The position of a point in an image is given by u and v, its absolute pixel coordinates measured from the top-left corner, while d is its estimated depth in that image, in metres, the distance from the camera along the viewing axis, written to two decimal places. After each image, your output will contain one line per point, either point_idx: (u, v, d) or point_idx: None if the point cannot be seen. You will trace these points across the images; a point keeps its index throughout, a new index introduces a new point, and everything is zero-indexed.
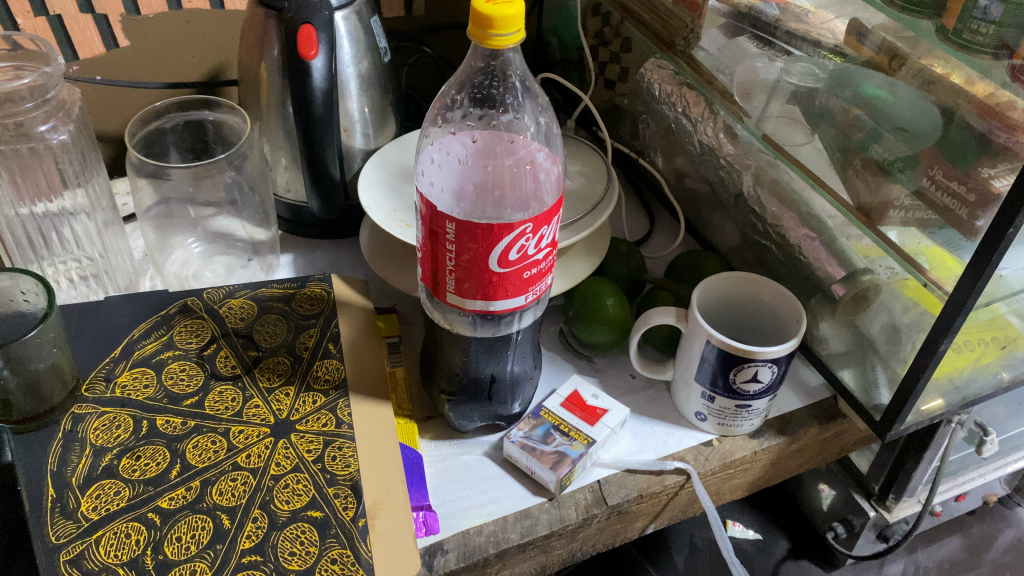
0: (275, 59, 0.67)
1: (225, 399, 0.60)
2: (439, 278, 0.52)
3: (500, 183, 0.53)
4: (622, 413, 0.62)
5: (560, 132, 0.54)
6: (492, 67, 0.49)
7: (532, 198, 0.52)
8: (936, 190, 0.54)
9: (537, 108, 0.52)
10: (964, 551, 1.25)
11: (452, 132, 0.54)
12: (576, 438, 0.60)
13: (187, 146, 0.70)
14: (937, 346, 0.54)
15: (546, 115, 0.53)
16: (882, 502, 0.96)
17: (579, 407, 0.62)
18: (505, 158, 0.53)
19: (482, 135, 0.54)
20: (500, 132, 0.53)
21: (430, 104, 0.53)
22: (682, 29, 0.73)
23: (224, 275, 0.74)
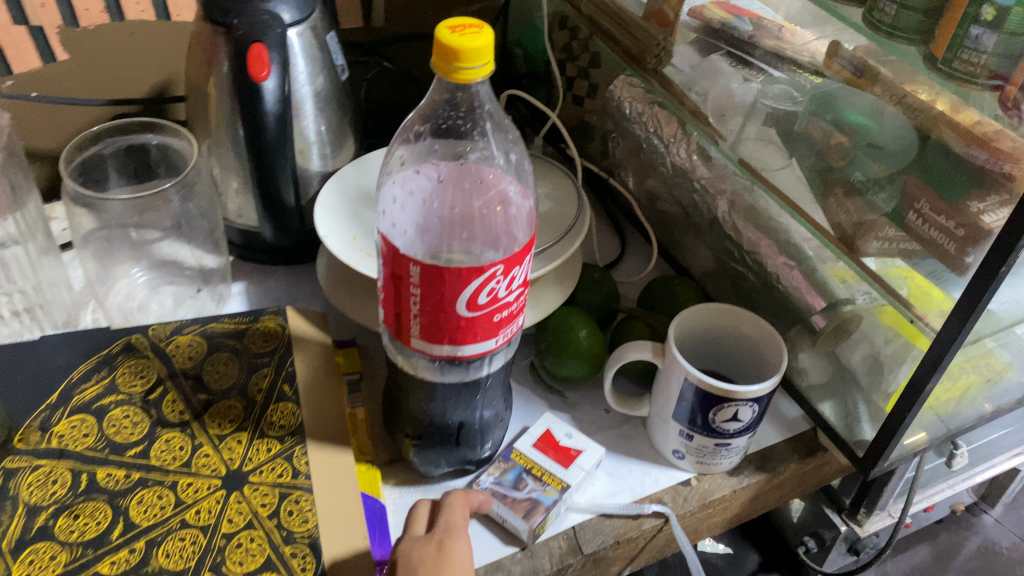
0: (225, 76, 0.63)
1: (172, 448, 0.56)
2: (403, 322, 0.48)
3: (468, 222, 0.49)
4: (598, 453, 0.59)
5: (531, 168, 0.51)
6: (459, 99, 0.46)
7: (504, 236, 0.49)
8: (922, 223, 0.51)
9: (506, 142, 0.49)
10: (932, 558, 1.25)
11: (414, 169, 0.50)
12: (549, 483, 0.56)
13: (129, 170, 0.66)
14: (924, 385, 0.52)
15: (517, 150, 0.50)
16: (854, 515, 0.92)
17: (552, 447, 0.59)
18: (474, 198, 0.49)
19: (447, 171, 0.50)
20: (466, 169, 0.50)
21: (391, 138, 0.50)
22: (654, 48, 0.69)
23: (172, 307, 0.69)
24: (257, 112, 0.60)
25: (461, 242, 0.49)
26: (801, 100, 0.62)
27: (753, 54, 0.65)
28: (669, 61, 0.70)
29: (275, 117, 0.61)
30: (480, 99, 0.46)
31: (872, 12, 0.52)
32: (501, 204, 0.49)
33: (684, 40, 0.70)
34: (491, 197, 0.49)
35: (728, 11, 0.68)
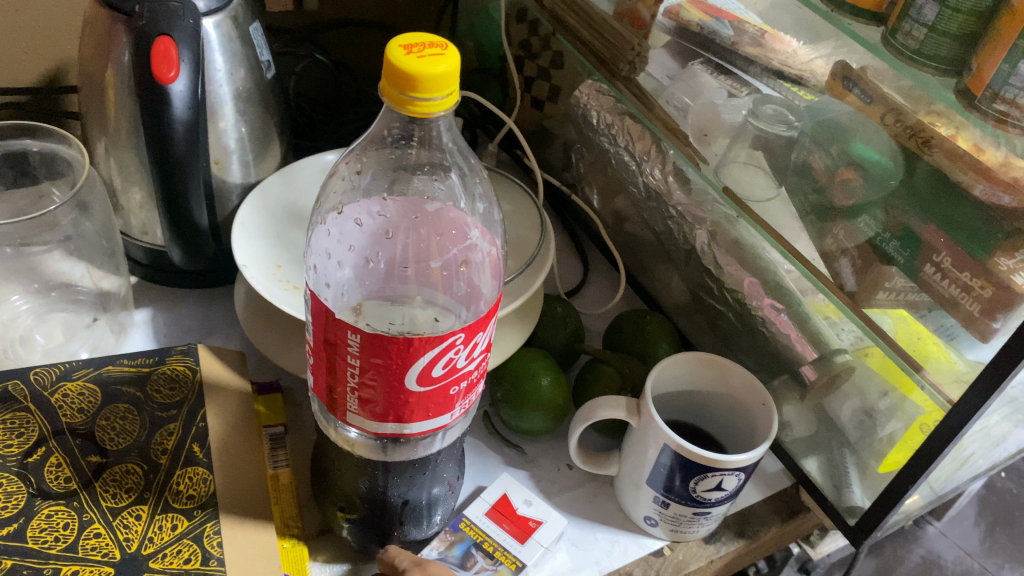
0: (126, 68, 0.53)
1: (54, 527, 0.46)
2: (338, 394, 0.40)
3: (421, 283, 0.42)
4: (558, 526, 0.52)
5: (501, 218, 0.43)
6: (413, 132, 0.38)
7: (465, 302, 0.42)
8: (941, 278, 0.45)
9: (473, 184, 0.41)
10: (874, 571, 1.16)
11: (355, 219, 0.42)
12: (502, 561, 0.49)
13: (8, 178, 0.55)
14: (933, 457, 0.46)
15: (485, 196, 0.42)
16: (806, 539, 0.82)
17: (508, 518, 0.52)
18: (431, 257, 0.42)
19: (396, 224, 0.43)
20: (420, 219, 0.42)
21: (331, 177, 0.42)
22: (629, 53, 0.61)
23: (62, 340, 0.59)
24: (163, 118, 0.50)
25: (417, 310, 0.42)
26: (796, 125, 0.55)
27: (734, 63, 0.60)
28: (642, 69, 0.62)
29: (186, 125, 0.51)
30: (438, 133, 0.38)
31: (893, 33, 0.45)
32: (463, 262, 0.42)
33: (657, 43, 0.63)
34: (452, 257, 0.42)
35: (705, 11, 0.61)
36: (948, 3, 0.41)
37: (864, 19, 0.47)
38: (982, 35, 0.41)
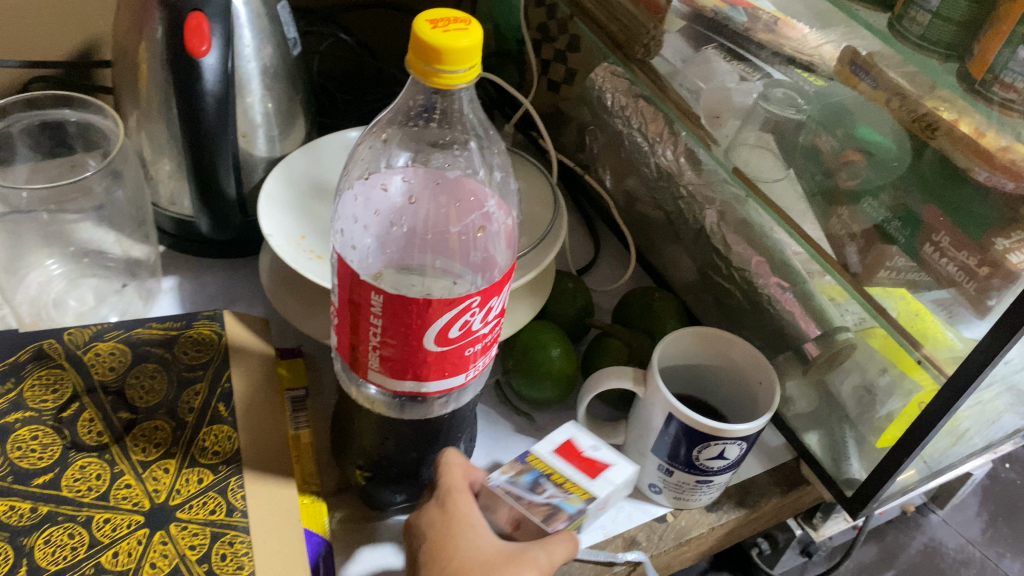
0: (158, 44, 0.55)
1: (87, 477, 0.49)
2: (359, 353, 0.42)
3: (441, 248, 0.44)
4: (627, 469, 0.51)
5: (516, 189, 0.46)
6: (436, 103, 0.41)
7: (482, 266, 0.43)
8: (940, 257, 0.46)
9: (490, 155, 0.44)
10: (877, 554, 1.16)
11: (380, 184, 0.44)
12: (573, 491, 0.48)
13: (44, 147, 0.58)
14: (928, 430, 0.48)
15: (501, 166, 0.45)
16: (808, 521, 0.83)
17: (577, 456, 0.51)
18: (450, 223, 0.44)
19: (420, 191, 0.45)
20: (442, 186, 0.44)
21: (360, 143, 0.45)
22: (643, 37, 0.63)
23: (93, 304, 0.61)
24: (195, 91, 0.52)
25: (436, 272, 0.44)
26: (806, 109, 0.56)
27: (748, 49, 0.60)
28: (657, 52, 0.64)
29: (216, 99, 0.53)
30: (460, 105, 0.40)
31: (900, 19, 0.46)
32: (481, 228, 0.43)
33: (671, 28, 0.64)
34: (471, 222, 0.43)
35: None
36: None
37: (873, 6, 0.49)
38: (985, 21, 0.43)
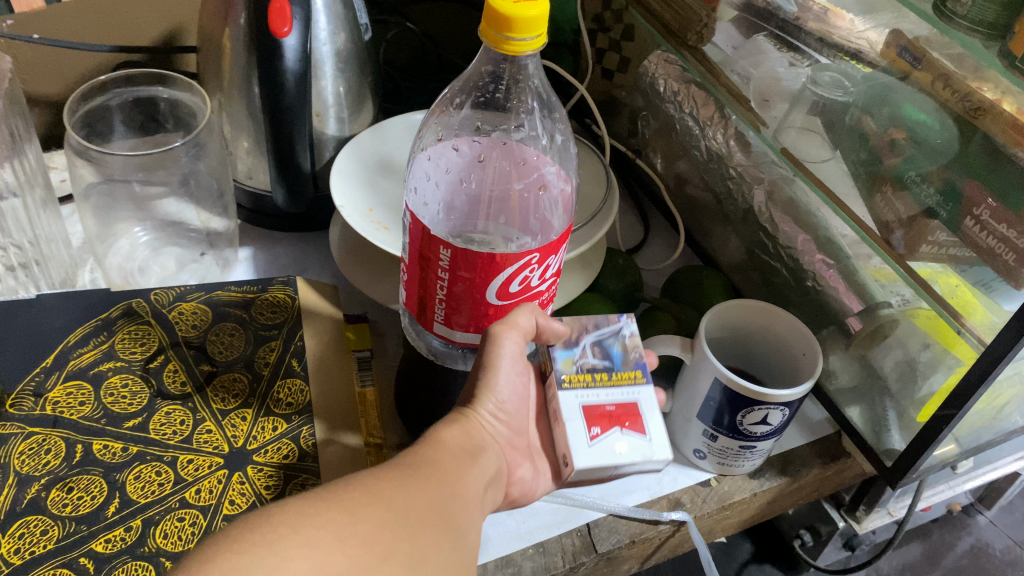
0: (242, 29, 0.59)
1: (172, 422, 0.53)
2: (427, 307, 0.46)
3: (505, 204, 0.49)
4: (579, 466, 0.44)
5: (576, 154, 0.50)
6: (503, 71, 0.45)
7: (541, 221, 0.48)
8: (981, 231, 0.48)
9: (552, 123, 0.48)
10: (923, 555, 1.15)
11: (451, 145, 0.50)
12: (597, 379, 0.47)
13: (136, 123, 0.63)
14: (966, 399, 0.50)
15: (563, 133, 0.49)
16: (852, 513, 0.83)
17: (631, 409, 0.46)
18: (514, 181, 0.49)
19: (486, 151, 0.50)
20: (508, 149, 0.49)
21: (432, 105, 0.49)
22: (696, 24, 0.65)
23: (175, 270, 0.66)
24: (277, 69, 0.56)
25: (497, 227, 0.49)
26: (852, 92, 0.59)
27: (801, 38, 0.62)
28: (709, 39, 0.67)
29: (295, 77, 0.57)
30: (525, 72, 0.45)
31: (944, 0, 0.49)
32: (542, 187, 0.48)
33: (724, 18, 0.67)
34: (532, 181, 0.48)
35: None
36: None
37: None
38: None
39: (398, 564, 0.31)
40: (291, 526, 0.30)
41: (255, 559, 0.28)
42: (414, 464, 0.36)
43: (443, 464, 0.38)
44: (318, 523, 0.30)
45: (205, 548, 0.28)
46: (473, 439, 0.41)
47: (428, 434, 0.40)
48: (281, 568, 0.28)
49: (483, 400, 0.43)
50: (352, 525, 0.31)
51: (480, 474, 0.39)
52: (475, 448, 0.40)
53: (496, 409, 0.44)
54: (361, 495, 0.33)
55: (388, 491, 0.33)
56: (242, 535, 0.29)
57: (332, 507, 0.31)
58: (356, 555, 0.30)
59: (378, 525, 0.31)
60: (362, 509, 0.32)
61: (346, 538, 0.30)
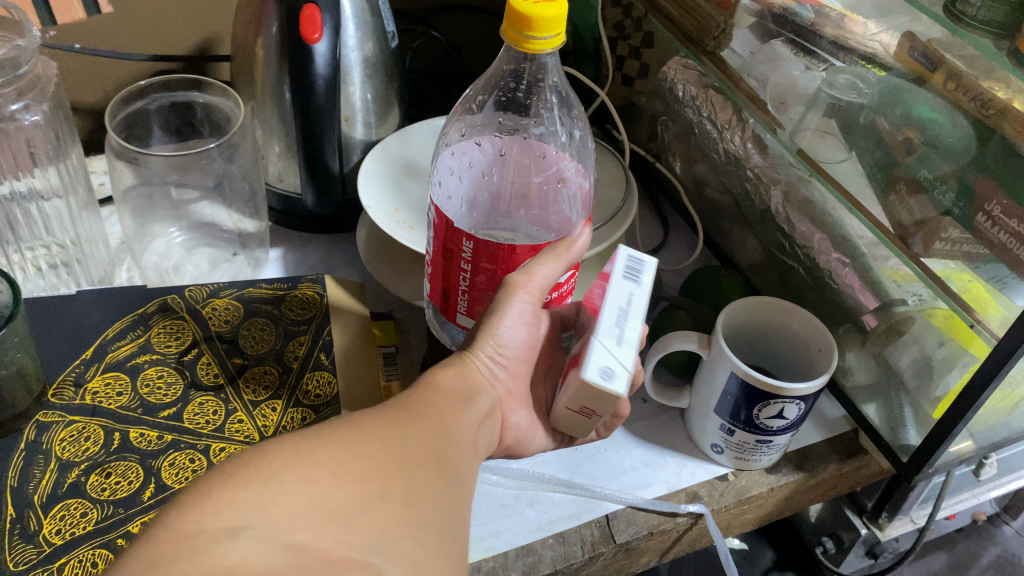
0: (274, 38, 0.61)
1: (206, 412, 0.55)
2: (451, 297, 0.48)
3: (525, 197, 0.55)
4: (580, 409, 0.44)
5: (594, 148, 0.54)
6: (524, 68, 0.50)
7: (558, 213, 0.53)
8: (992, 226, 0.49)
9: (570, 119, 0.53)
10: (948, 567, 1.13)
11: (475, 140, 0.55)
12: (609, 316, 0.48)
13: (173, 127, 0.65)
14: (980, 392, 0.50)
15: (580, 128, 0.54)
16: (875, 520, 0.82)
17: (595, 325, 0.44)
18: (533, 174, 0.54)
19: (507, 144, 0.55)
20: (528, 144, 0.54)
21: (453, 108, 0.54)
22: (713, 29, 0.67)
23: (208, 269, 0.68)
24: (307, 75, 0.59)
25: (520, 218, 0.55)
26: (866, 93, 0.60)
27: (816, 43, 0.64)
28: (727, 44, 0.68)
29: (324, 81, 0.59)
30: (543, 69, 0.49)
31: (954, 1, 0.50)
32: (560, 180, 0.54)
33: (742, 24, 0.68)
34: (551, 174, 0.54)
35: None
36: None
37: None
38: None
39: (393, 501, 0.33)
40: (287, 463, 0.32)
41: (251, 494, 0.30)
42: (409, 405, 0.38)
43: (437, 405, 0.39)
44: (314, 461, 0.32)
45: (203, 484, 0.31)
46: (469, 381, 0.42)
47: (424, 377, 0.41)
48: (277, 502, 0.30)
49: (484, 343, 0.43)
50: (347, 461, 0.33)
51: (474, 416, 0.40)
52: (470, 391, 0.41)
53: (496, 353, 0.44)
54: (357, 434, 0.35)
55: (382, 430, 0.36)
56: (237, 471, 0.31)
57: (330, 446, 0.34)
58: (351, 491, 0.32)
59: (373, 464, 0.33)
60: (359, 448, 0.34)
61: (342, 475, 0.32)
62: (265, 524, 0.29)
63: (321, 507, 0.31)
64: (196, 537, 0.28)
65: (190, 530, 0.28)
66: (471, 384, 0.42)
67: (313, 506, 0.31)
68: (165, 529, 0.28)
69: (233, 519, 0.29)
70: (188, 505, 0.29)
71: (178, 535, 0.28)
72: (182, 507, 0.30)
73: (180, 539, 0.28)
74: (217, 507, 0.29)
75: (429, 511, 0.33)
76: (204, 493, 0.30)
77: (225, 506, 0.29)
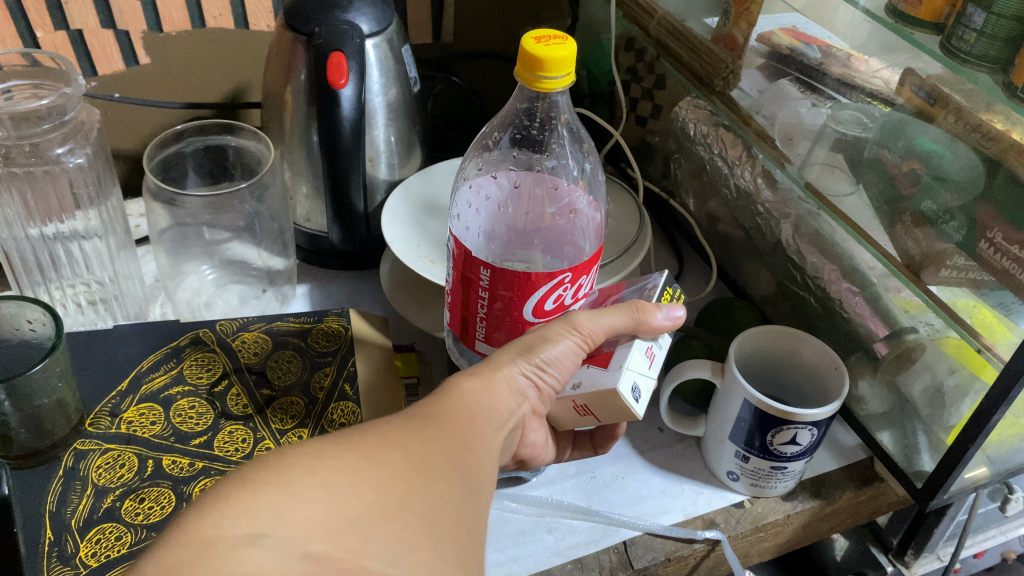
0: (302, 84, 0.64)
1: (235, 440, 0.57)
2: (469, 324, 0.51)
3: (538, 228, 0.57)
4: (607, 386, 0.45)
5: (604, 179, 0.57)
6: (536, 107, 0.53)
7: (570, 242, 0.56)
8: (995, 252, 0.51)
9: (581, 153, 0.56)
10: None
11: (492, 174, 0.58)
12: None
13: (206, 169, 0.69)
14: (991, 416, 0.51)
15: (591, 161, 0.57)
16: (902, 558, 0.82)
17: (605, 348, 0.48)
18: (546, 206, 0.57)
19: (521, 177, 0.58)
20: (541, 177, 0.57)
21: (470, 146, 0.57)
22: (722, 70, 0.71)
23: (237, 305, 0.71)
24: (334, 118, 0.62)
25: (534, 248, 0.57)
26: (871, 128, 0.62)
27: (821, 81, 0.66)
28: (736, 84, 0.71)
29: (351, 124, 0.62)
30: (555, 108, 0.52)
31: (951, 38, 0.53)
32: (572, 211, 0.56)
33: (750, 65, 0.71)
34: (563, 205, 0.56)
35: (796, 37, 0.68)
36: (994, 10, 0.49)
37: (927, 29, 0.55)
38: None
39: (412, 511, 0.34)
40: (306, 470, 0.34)
41: (269, 500, 0.32)
42: (432, 416, 0.40)
43: (459, 416, 0.41)
44: (332, 469, 0.34)
45: (222, 488, 0.32)
46: (497, 397, 0.43)
47: (446, 386, 0.43)
48: (296, 508, 0.32)
49: (524, 359, 0.45)
50: (369, 471, 0.35)
51: (495, 430, 0.42)
52: (496, 404, 0.43)
53: (535, 374, 0.45)
54: (377, 442, 0.37)
55: (401, 439, 0.37)
56: (259, 475, 0.33)
57: (350, 454, 0.36)
58: (371, 501, 0.34)
59: (392, 473, 0.35)
60: (378, 456, 0.36)
61: (362, 485, 0.34)
62: (282, 531, 0.31)
63: (340, 517, 0.32)
64: (216, 543, 0.30)
65: (210, 536, 0.30)
66: (497, 397, 0.43)
67: (332, 514, 0.32)
68: (183, 534, 0.30)
69: (252, 526, 0.31)
70: (207, 509, 0.31)
71: (198, 540, 0.30)
72: (201, 511, 0.31)
73: (199, 544, 0.30)
74: (236, 511, 0.31)
75: (449, 522, 0.35)
76: (223, 498, 0.32)
77: (243, 510, 0.31)
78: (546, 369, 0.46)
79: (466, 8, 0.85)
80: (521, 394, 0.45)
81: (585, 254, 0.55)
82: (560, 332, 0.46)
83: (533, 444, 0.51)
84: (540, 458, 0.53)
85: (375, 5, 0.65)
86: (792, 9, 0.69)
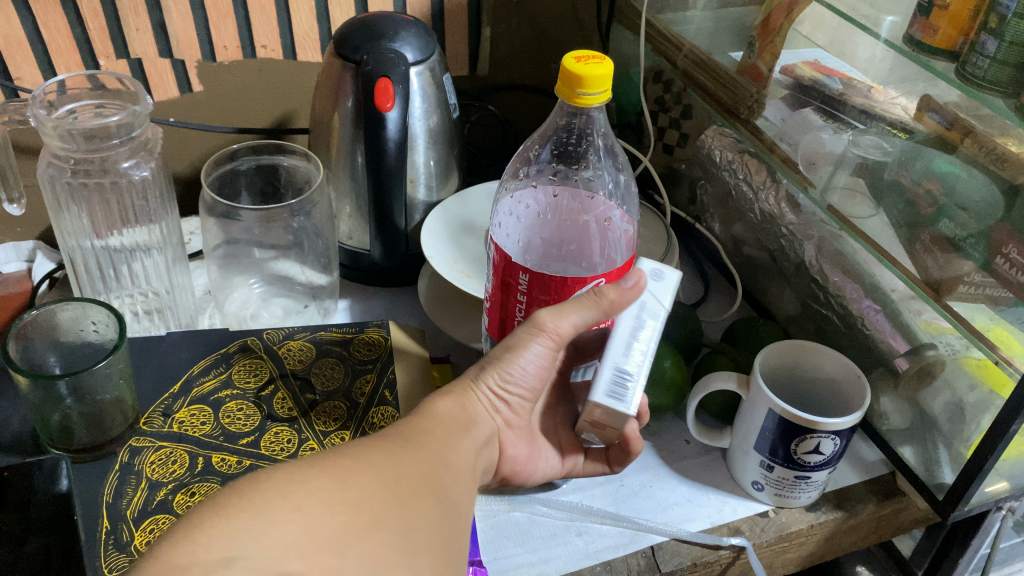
0: (349, 110, 0.68)
1: (281, 440, 0.60)
2: (507, 327, 0.55)
3: (575, 237, 0.60)
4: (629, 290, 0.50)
5: (637, 193, 0.61)
6: (574, 122, 0.58)
7: (602, 252, 0.59)
8: (1010, 267, 0.54)
9: (615, 166, 0.60)
10: None
11: (532, 185, 0.63)
12: None
13: (258, 189, 0.73)
14: (1008, 426, 0.53)
15: (625, 173, 0.61)
16: None
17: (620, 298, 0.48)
18: (582, 214, 0.61)
19: (560, 189, 0.62)
20: (579, 189, 0.62)
21: (513, 158, 0.62)
22: (748, 98, 0.73)
23: (282, 317, 0.74)
24: (380, 141, 0.65)
25: (569, 254, 0.60)
26: (890, 152, 0.65)
27: (842, 111, 0.69)
28: (761, 112, 0.74)
29: (395, 145, 0.66)
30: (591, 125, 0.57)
31: (964, 65, 0.56)
32: (607, 219, 0.60)
33: (774, 96, 0.74)
34: (599, 213, 0.60)
35: (818, 70, 0.73)
36: (1005, 38, 0.53)
37: (943, 57, 0.59)
38: None
39: (387, 528, 0.35)
40: (279, 494, 0.34)
41: (242, 524, 0.32)
42: (405, 435, 0.41)
43: (434, 432, 0.42)
44: (306, 492, 0.34)
45: (196, 517, 0.32)
46: (469, 411, 0.46)
47: (423, 404, 0.45)
48: (269, 530, 0.32)
49: (491, 375, 0.47)
50: (340, 493, 0.35)
51: (471, 443, 0.44)
52: (469, 418, 0.45)
53: (500, 388, 0.48)
54: (352, 464, 0.37)
55: (377, 461, 0.38)
56: (230, 503, 0.33)
57: (323, 477, 0.36)
58: (344, 521, 0.34)
59: (368, 494, 0.36)
60: (352, 478, 0.36)
61: (334, 506, 0.34)
62: (256, 555, 0.31)
63: (311, 536, 0.32)
64: (189, 568, 0.30)
65: (183, 561, 0.30)
66: (470, 412, 0.46)
67: (303, 536, 0.32)
68: (158, 562, 0.30)
69: (226, 550, 0.31)
70: (181, 536, 0.31)
71: (171, 566, 0.30)
72: (174, 540, 0.31)
73: (171, 569, 0.30)
74: (209, 539, 0.31)
75: (424, 539, 0.35)
76: (197, 525, 0.32)
77: (217, 537, 0.31)
78: (510, 383, 0.48)
79: (501, 42, 0.90)
80: (491, 406, 0.48)
81: (616, 264, 0.58)
82: (524, 338, 0.47)
83: (515, 460, 0.53)
84: (526, 471, 0.55)
85: (421, 36, 0.69)
86: (815, 45, 0.75)
